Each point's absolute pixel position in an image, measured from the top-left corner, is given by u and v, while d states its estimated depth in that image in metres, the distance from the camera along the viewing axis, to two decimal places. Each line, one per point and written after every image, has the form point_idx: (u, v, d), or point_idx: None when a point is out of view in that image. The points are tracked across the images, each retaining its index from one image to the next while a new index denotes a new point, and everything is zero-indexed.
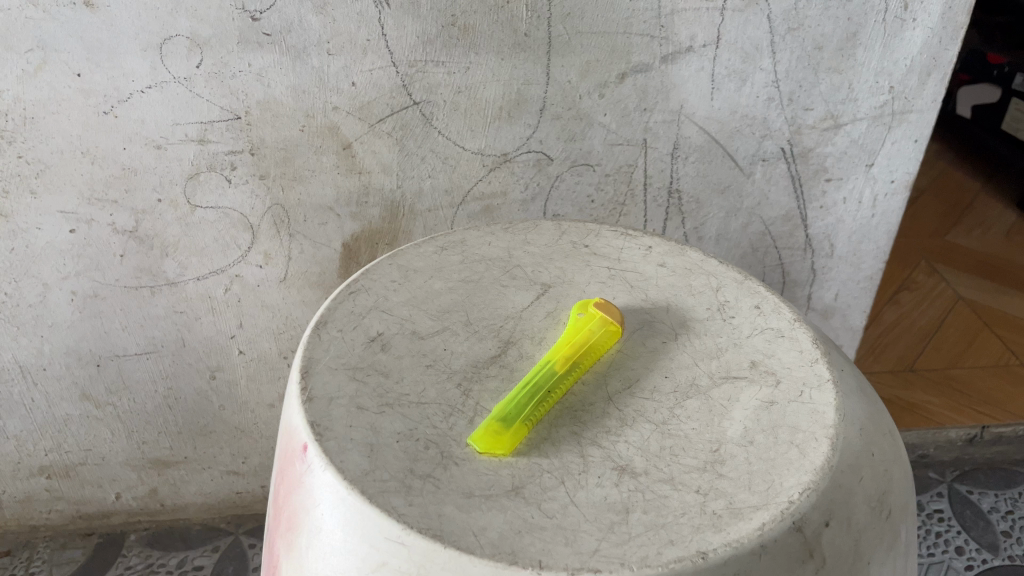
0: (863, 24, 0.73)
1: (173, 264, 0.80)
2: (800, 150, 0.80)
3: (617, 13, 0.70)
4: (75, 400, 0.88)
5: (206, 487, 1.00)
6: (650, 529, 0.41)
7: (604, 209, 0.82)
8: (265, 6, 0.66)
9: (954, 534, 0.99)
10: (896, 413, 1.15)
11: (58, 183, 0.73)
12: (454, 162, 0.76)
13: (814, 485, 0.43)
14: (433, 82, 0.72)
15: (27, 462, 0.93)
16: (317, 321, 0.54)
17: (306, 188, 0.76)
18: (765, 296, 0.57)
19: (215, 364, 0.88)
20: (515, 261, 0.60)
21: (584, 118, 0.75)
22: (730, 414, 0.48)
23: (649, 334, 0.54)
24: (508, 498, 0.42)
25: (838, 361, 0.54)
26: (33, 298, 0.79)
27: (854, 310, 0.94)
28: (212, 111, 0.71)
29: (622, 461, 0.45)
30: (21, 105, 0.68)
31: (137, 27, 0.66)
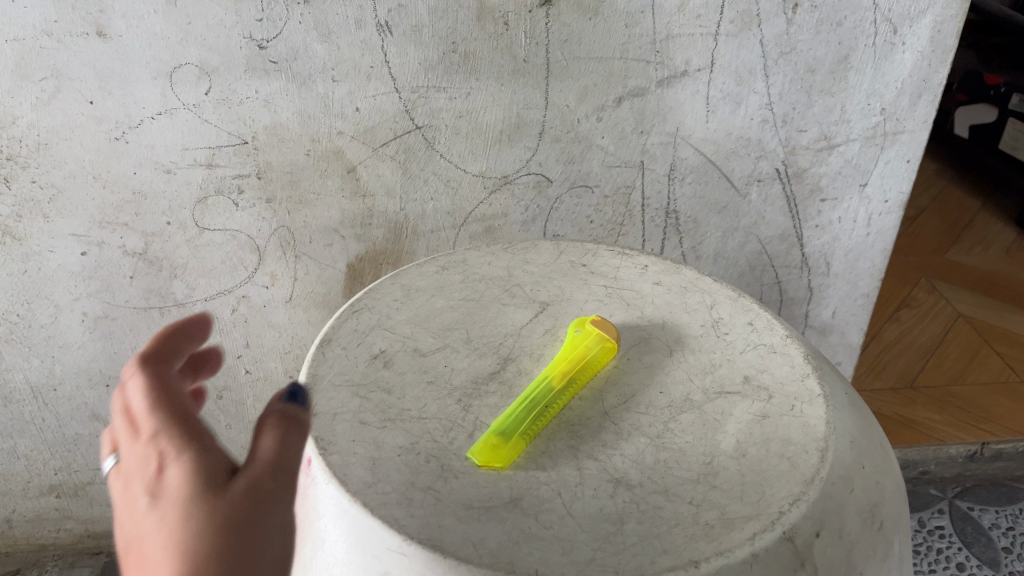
0: (854, 47, 0.74)
1: (182, 286, 0.81)
2: (795, 170, 0.82)
3: (613, 39, 0.72)
4: (85, 419, 0.89)
5: None
6: (645, 538, 0.42)
7: (604, 229, 0.84)
8: (272, 35, 0.68)
9: (955, 550, 0.99)
10: (896, 430, 1.16)
11: (71, 207, 0.75)
12: (455, 185, 0.78)
13: (805, 497, 0.44)
14: (435, 107, 0.74)
15: (37, 482, 0.95)
16: (321, 339, 0.55)
17: (312, 211, 0.78)
18: (759, 313, 0.59)
19: (222, 384, 0.89)
20: (514, 280, 0.62)
21: (583, 141, 0.77)
22: (724, 428, 0.49)
23: (645, 350, 0.55)
24: (506, 509, 0.44)
25: (829, 374, 0.55)
26: (44, 320, 0.81)
27: (851, 328, 0.95)
28: (220, 136, 0.73)
29: (618, 473, 0.46)
30: (35, 132, 0.70)
31: (148, 56, 0.68)
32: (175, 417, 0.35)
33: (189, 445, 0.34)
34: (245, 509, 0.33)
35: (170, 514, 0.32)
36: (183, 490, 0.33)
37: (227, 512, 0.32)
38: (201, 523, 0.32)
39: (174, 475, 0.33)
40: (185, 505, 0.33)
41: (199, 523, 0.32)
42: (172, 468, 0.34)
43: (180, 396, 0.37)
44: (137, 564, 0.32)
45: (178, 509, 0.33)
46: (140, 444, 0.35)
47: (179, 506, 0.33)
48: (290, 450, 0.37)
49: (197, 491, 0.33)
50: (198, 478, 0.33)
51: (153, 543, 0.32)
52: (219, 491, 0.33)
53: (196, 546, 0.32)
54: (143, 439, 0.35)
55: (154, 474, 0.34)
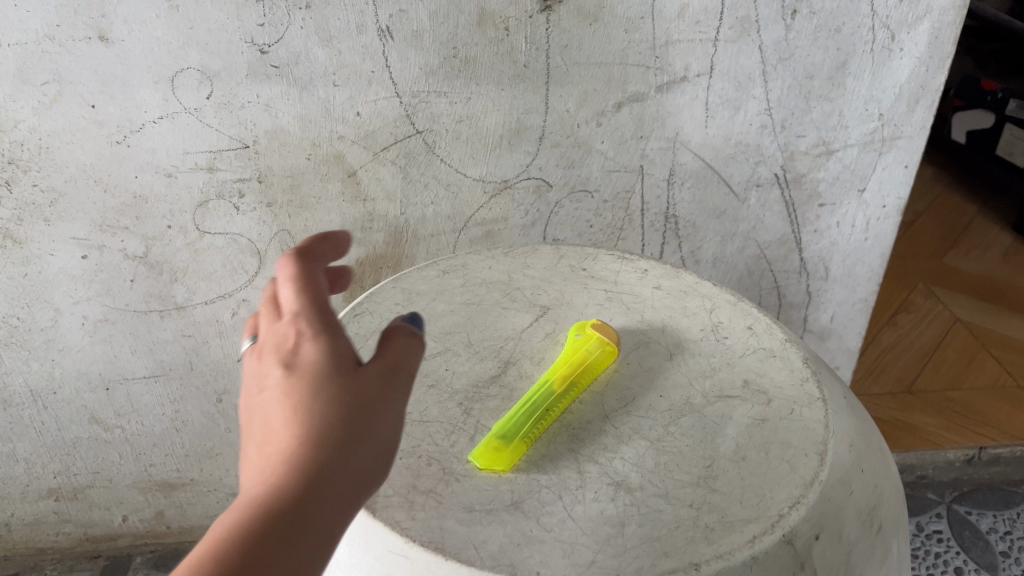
0: (852, 54, 0.75)
1: (182, 289, 0.81)
2: (793, 175, 0.82)
3: (613, 45, 0.72)
4: (84, 423, 0.89)
5: (212, 509, 1.01)
6: (645, 541, 0.42)
7: (603, 233, 0.84)
8: (274, 40, 0.68)
9: (953, 555, 0.99)
10: (894, 434, 1.16)
11: (72, 211, 0.75)
12: (456, 189, 0.79)
13: (804, 500, 0.44)
14: (436, 112, 0.74)
15: (35, 485, 0.94)
16: None
17: (312, 215, 0.79)
18: (758, 317, 0.59)
19: (222, 388, 0.89)
20: (515, 285, 0.62)
21: (583, 146, 0.77)
22: (724, 431, 0.49)
23: (646, 354, 0.56)
24: (507, 512, 0.44)
25: (828, 378, 0.55)
26: (44, 323, 0.81)
27: (849, 333, 0.96)
28: (221, 141, 0.73)
29: (618, 476, 0.46)
30: (36, 136, 0.70)
31: (150, 60, 0.68)
32: (313, 307, 0.37)
33: (332, 321, 0.36)
34: (366, 391, 0.34)
35: (297, 379, 0.34)
36: (316, 360, 0.34)
37: (353, 387, 0.34)
38: (329, 399, 0.33)
39: (308, 350, 0.35)
40: (311, 374, 0.34)
41: (325, 390, 0.34)
42: (307, 344, 0.35)
43: (324, 284, 0.39)
44: (255, 427, 0.34)
45: (308, 384, 0.34)
46: (281, 323, 0.37)
47: (308, 372, 0.34)
48: (407, 350, 0.37)
49: (328, 369, 0.34)
50: (331, 360, 0.34)
51: (281, 407, 0.33)
52: (349, 367, 0.35)
53: (320, 411, 0.33)
54: (284, 318, 0.37)
55: (288, 342, 0.35)
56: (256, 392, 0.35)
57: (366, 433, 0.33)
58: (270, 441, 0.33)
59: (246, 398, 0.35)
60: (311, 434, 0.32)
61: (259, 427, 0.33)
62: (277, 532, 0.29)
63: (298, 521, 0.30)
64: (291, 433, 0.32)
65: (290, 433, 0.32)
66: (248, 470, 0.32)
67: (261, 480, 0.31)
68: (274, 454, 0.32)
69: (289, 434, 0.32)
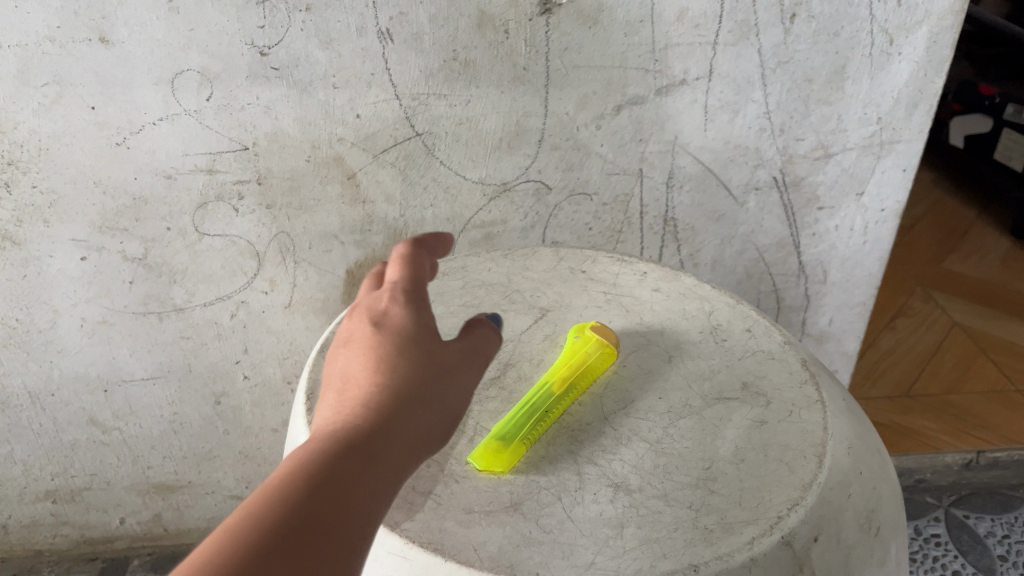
0: (851, 57, 0.75)
1: (181, 291, 0.81)
2: (792, 179, 0.82)
3: (612, 48, 0.72)
4: (82, 425, 0.89)
5: (210, 512, 1.01)
6: (644, 543, 0.42)
7: (602, 236, 0.84)
8: (274, 42, 0.69)
9: (951, 559, 0.99)
10: (892, 438, 1.16)
11: (71, 213, 0.75)
12: (455, 192, 0.79)
13: (803, 502, 0.44)
14: (435, 114, 0.74)
15: (33, 487, 0.94)
16: (323, 345, 0.56)
17: (312, 217, 0.79)
18: (757, 320, 0.59)
19: (220, 390, 0.89)
20: (514, 287, 0.62)
21: (582, 149, 0.78)
22: (723, 433, 0.49)
23: (645, 356, 0.56)
24: (507, 513, 0.44)
25: (827, 381, 0.55)
26: (43, 324, 0.81)
27: (848, 336, 0.96)
28: (221, 142, 0.73)
29: (618, 478, 0.46)
30: (36, 137, 0.70)
31: (150, 62, 0.68)
32: (412, 286, 0.41)
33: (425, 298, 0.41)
34: (439, 362, 0.38)
35: (386, 338, 0.38)
36: (406, 326, 0.39)
37: (432, 356, 0.38)
38: (408, 361, 0.37)
39: (398, 317, 0.39)
40: (399, 336, 0.38)
41: (410, 352, 0.38)
42: (398, 312, 0.39)
43: (426, 268, 0.44)
44: (338, 375, 0.38)
45: (393, 344, 0.38)
46: (380, 295, 0.41)
47: (398, 334, 0.38)
48: (484, 343, 0.42)
49: (413, 336, 0.38)
50: (417, 330, 0.39)
51: (365, 361, 0.37)
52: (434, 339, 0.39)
53: (403, 369, 0.37)
54: (383, 292, 0.41)
55: (381, 307, 0.40)
56: (346, 344, 0.39)
57: (435, 397, 0.38)
58: (350, 387, 0.37)
59: (335, 351, 0.40)
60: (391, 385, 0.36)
61: (343, 373, 0.38)
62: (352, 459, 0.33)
63: (371, 455, 0.34)
64: (373, 382, 0.36)
65: (373, 382, 0.36)
66: (329, 408, 0.36)
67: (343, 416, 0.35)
68: (356, 397, 0.36)
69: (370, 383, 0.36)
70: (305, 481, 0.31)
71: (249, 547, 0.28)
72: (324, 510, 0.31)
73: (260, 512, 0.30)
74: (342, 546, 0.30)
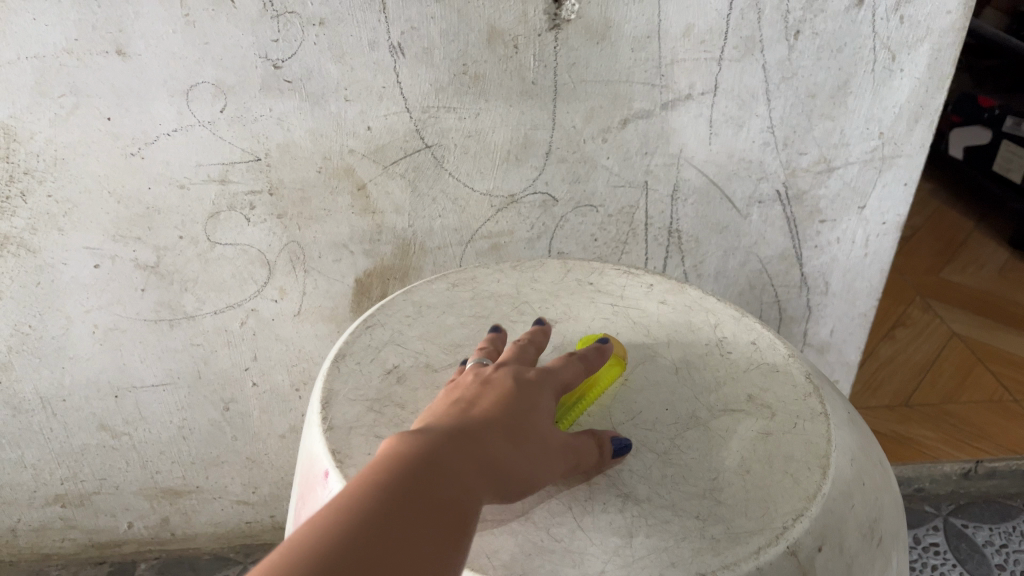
0: (853, 73, 0.76)
1: (192, 299, 0.82)
2: (795, 192, 0.84)
3: (619, 63, 0.73)
4: (92, 430, 0.90)
5: (217, 517, 1.02)
6: (653, 552, 0.43)
7: (607, 247, 0.85)
8: (287, 55, 0.70)
9: (949, 567, 1.00)
10: (891, 447, 1.17)
11: (85, 222, 0.76)
12: (463, 203, 0.80)
13: (807, 512, 0.46)
14: (445, 127, 0.75)
15: (42, 491, 0.95)
16: (336, 354, 0.57)
17: (322, 227, 0.80)
18: (761, 332, 0.60)
19: (229, 397, 0.90)
20: (523, 298, 0.63)
21: (588, 161, 0.79)
22: (728, 444, 0.50)
23: (652, 368, 0.57)
24: (518, 522, 0.45)
25: (830, 393, 0.56)
26: (56, 331, 0.82)
27: (849, 346, 0.97)
28: (234, 153, 0.74)
29: (626, 488, 0.47)
30: (52, 147, 0.72)
31: (166, 75, 0.69)
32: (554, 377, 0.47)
33: (556, 387, 0.47)
34: (545, 432, 0.43)
35: (515, 398, 0.43)
36: (533, 397, 0.44)
37: (541, 429, 0.43)
38: (525, 415, 0.42)
39: (533, 384, 0.45)
40: (530, 399, 0.43)
41: (527, 416, 0.42)
42: (534, 382, 0.45)
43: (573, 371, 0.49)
44: (467, 401, 0.42)
45: (519, 399, 0.43)
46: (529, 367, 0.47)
47: (524, 397, 0.43)
48: (587, 451, 0.46)
49: (536, 404, 0.43)
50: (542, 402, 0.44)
51: (492, 399, 0.42)
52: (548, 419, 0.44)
53: (518, 419, 0.42)
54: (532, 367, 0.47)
55: (524, 373, 0.45)
56: (479, 385, 0.44)
57: (536, 456, 0.41)
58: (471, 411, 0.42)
59: (464, 385, 0.44)
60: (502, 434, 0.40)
61: (468, 402, 0.42)
62: (456, 474, 0.36)
63: (470, 475, 0.37)
64: (491, 422, 0.41)
65: (496, 419, 0.41)
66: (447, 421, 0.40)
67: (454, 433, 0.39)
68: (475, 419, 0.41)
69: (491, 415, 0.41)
70: (422, 470, 0.35)
71: (363, 509, 0.32)
72: (431, 503, 0.34)
73: (377, 484, 0.34)
74: (439, 532, 0.33)
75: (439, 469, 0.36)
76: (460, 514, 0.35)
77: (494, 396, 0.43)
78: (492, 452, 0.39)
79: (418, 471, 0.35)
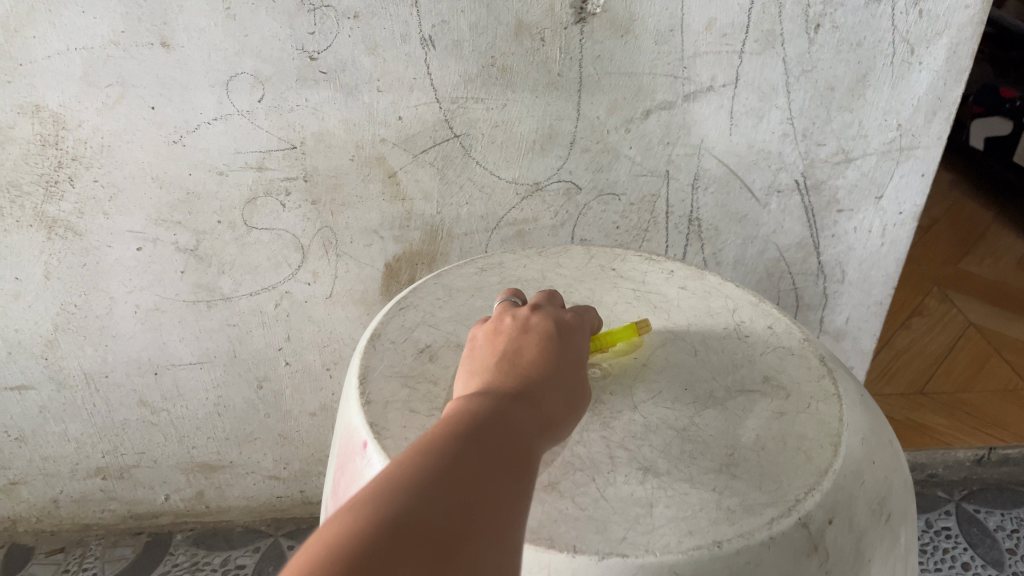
0: (872, 67, 0.78)
1: (229, 281, 0.86)
2: (813, 182, 0.86)
3: (643, 56, 0.75)
4: (133, 405, 0.94)
5: (249, 491, 1.06)
6: (672, 520, 0.46)
7: (629, 234, 0.88)
8: (322, 48, 0.72)
9: (960, 550, 1.03)
10: (906, 434, 1.19)
11: (129, 206, 0.80)
12: (489, 190, 0.83)
13: (819, 487, 0.48)
14: (473, 117, 0.78)
15: (84, 464, 1.00)
16: (372, 334, 0.60)
17: (353, 213, 0.83)
18: (778, 317, 0.63)
19: (263, 375, 0.94)
20: (548, 282, 0.66)
21: (611, 151, 0.81)
22: (745, 423, 0.53)
23: (672, 350, 0.60)
24: (545, 492, 0.48)
25: (844, 376, 0.59)
26: (100, 310, 0.86)
27: (864, 334, 0.99)
28: (271, 142, 0.77)
29: (647, 462, 0.50)
30: (99, 134, 0.75)
31: (207, 66, 0.72)
32: (580, 326, 0.51)
33: (583, 335, 0.51)
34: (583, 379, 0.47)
35: (555, 350, 0.47)
36: (568, 352, 0.48)
37: (581, 376, 0.47)
38: (566, 364, 0.47)
39: (568, 334, 0.49)
40: (568, 351, 0.48)
41: (567, 367, 0.46)
42: (568, 332, 0.49)
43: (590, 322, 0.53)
44: (513, 350, 0.46)
45: (559, 349, 0.47)
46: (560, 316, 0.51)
47: (562, 349, 0.47)
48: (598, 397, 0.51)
49: (573, 353, 0.48)
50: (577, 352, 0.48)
51: (534, 347, 0.47)
52: (585, 368, 0.48)
53: (561, 368, 0.46)
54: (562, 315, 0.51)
55: (560, 321, 0.50)
56: (519, 336, 0.48)
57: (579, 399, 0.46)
58: (519, 359, 0.46)
59: (506, 334, 0.48)
60: (546, 388, 0.44)
61: (514, 353, 0.46)
62: (512, 425, 0.40)
63: (528, 418, 0.41)
64: (539, 371, 0.45)
65: (542, 368, 0.45)
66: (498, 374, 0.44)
67: (506, 390, 0.42)
68: (524, 368, 0.45)
69: (537, 364, 0.45)
70: (486, 416, 0.39)
71: (444, 447, 0.36)
72: (501, 440, 0.38)
73: (450, 429, 0.38)
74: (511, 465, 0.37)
75: (501, 414, 0.40)
76: (525, 449, 0.39)
77: (536, 346, 0.47)
78: (542, 397, 0.43)
79: (483, 418, 0.39)
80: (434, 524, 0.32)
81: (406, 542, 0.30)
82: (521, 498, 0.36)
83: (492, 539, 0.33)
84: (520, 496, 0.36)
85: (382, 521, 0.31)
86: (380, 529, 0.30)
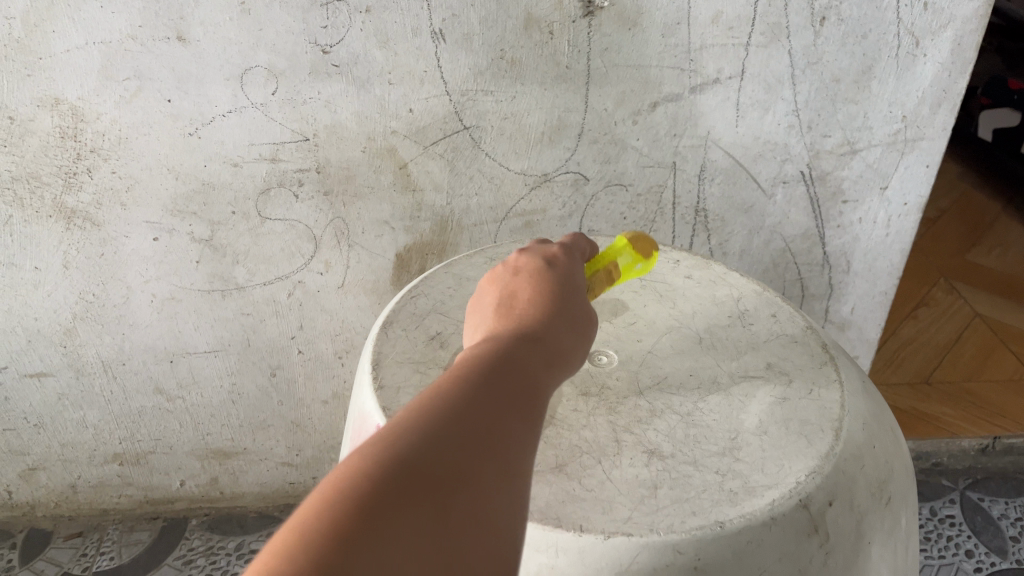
0: (877, 59, 0.79)
1: (243, 271, 0.88)
2: (819, 173, 0.87)
3: (650, 48, 0.77)
4: (150, 393, 0.96)
5: (263, 477, 1.08)
6: (676, 502, 0.47)
7: (636, 225, 0.89)
8: (334, 41, 0.74)
9: (964, 538, 1.04)
10: (910, 423, 1.20)
11: (146, 197, 0.81)
12: (499, 181, 0.84)
13: (820, 469, 0.49)
14: (482, 109, 0.79)
15: (102, 450, 1.02)
16: (384, 321, 0.62)
17: (365, 204, 0.84)
18: (782, 306, 0.64)
19: (276, 363, 0.96)
20: None
21: (619, 142, 0.82)
22: (748, 408, 0.54)
23: (677, 338, 0.61)
24: (553, 473, 0.49)
25: (845, 363, 0.60)
26: (117, 299, 0.88)
27: (869, 324, 1.00)
28: (285, 134, 0.79)
29: (652, 445, 0.51)
30: (117, 127, 0.77)
31: (222, 59, 0.74)
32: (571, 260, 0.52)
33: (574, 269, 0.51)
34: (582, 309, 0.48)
35: (548, 287, 0.47)
36: (570, 293, 0.48)
37: (579, 307, 0.48)
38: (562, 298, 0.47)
39: (560, 270, 0.49)
40: (561, 286, 0.48)
41: (564, 302, 0.47)
42: (560, 267, 0.50)
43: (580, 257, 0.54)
44: (508, 294, 0.47)
45: (551, 284, 0.48)
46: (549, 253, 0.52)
47: (556, 286, 0.48)
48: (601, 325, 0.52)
49: (567, 286, 0.48)
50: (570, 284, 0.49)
51: (528, 288, 0.47)
52: (582, 299, 0.49)
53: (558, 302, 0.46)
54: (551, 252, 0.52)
55: (549, 259, 0.50)
56: (511, 279, 0.48)
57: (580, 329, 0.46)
58: (515, 301, 0.46)
59: (500, 280, 0.49)
60: (546, 327, 0.44)
61: (509, 297, 0.47)
62: (513, 358, 0.40)
63: (528, 349, 0.41)
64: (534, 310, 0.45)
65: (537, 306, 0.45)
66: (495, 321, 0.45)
67: (507, 333, 0.43)
68: (521, 307, 0.45)
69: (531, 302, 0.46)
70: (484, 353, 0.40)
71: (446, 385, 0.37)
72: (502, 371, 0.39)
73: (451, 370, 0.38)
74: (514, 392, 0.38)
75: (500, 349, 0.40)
76: (527, 375, 0.40)
77: (530, 287, 0.47)
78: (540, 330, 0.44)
79: (481, 355, 0.40)
80: (444, 457, 0.32)
81: (408, 480, 0.31)
82: (527, 423, 0.37)
83: (503, 465, 0.34)
84: (525, 424, 0.37)
85: (382, 463, 0.31)
86: (380, 470, 0.31)
